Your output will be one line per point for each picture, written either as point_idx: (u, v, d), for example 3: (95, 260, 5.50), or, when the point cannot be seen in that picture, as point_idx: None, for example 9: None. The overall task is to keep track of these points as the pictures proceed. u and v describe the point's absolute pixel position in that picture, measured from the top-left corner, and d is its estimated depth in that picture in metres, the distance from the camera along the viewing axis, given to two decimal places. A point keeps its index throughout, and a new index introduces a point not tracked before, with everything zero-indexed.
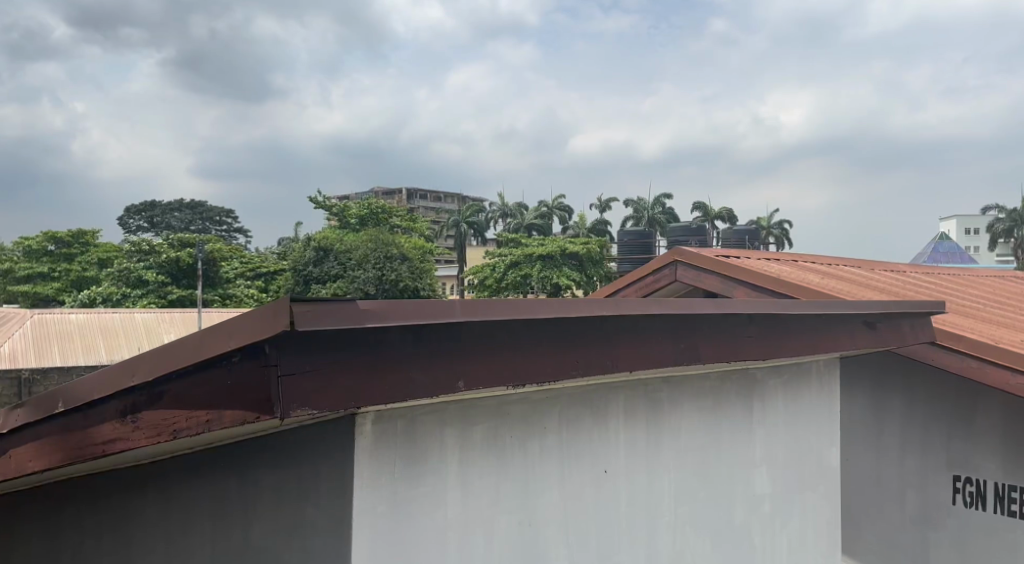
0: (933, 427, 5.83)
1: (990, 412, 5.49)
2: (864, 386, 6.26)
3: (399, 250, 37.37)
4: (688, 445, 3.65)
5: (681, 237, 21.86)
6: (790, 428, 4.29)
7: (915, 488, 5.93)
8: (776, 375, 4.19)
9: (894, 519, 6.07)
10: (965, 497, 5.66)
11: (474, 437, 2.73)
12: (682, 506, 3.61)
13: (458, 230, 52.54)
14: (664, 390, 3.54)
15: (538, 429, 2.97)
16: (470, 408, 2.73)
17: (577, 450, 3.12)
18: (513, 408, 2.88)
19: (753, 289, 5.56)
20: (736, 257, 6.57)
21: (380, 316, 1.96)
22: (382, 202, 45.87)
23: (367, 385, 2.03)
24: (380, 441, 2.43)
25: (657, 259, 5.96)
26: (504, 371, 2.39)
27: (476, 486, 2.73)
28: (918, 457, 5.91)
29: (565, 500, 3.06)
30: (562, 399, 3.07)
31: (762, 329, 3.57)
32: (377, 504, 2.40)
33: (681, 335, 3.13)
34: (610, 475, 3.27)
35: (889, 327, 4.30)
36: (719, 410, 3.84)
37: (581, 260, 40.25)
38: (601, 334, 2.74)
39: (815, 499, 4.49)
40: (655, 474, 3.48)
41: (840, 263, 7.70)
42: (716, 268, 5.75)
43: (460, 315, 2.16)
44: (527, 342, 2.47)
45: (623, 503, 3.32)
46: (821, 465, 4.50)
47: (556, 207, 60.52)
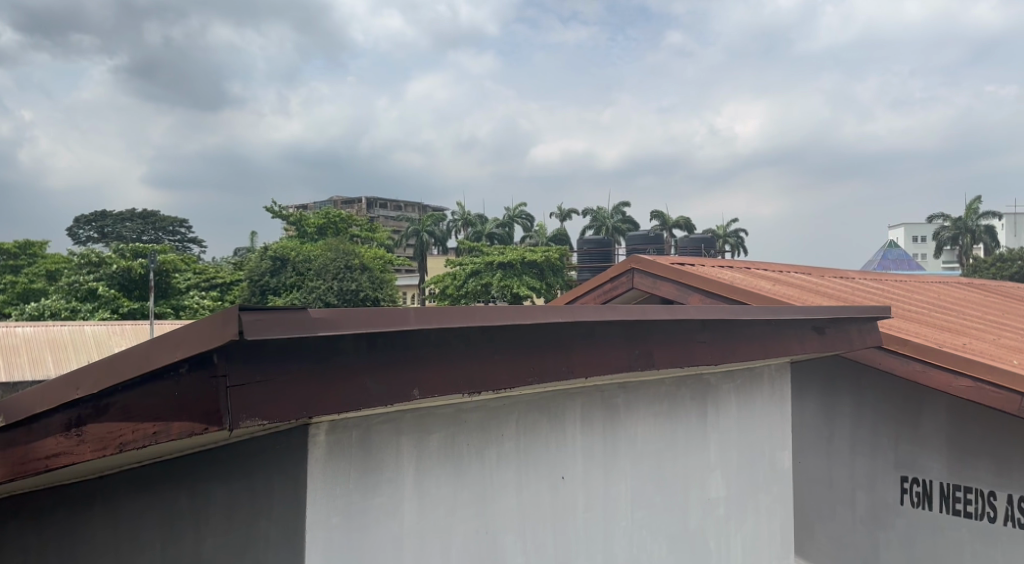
0: (881, 429, 5.98)
1: (935, 414, 5.67)
2: (814, 390, 6.40)
3: (358, 259, 37.07)
4: (644, 450, 3.69)
5: (638, 245, 22.21)
6: (743, 431, 4.37)
7: (865, 489, 6.07)
8: (729, 380, 4.26)
9: (845, 521, 6.20)
10: (913, 497, 5.82)
11: (430, 446, 2.72)
12: (638, 512, 3.64)
13: (418, 240, 52.38)
14: (620, 396, 3.58)
15: (495, 437, 2.97)
16: (426, 416, 2.71)
17: (534, 457, 3.13)
18: (469, 416, 2.88)
19: (708, 296, 5.66)
20: (691, 265, 6.67)
21: (333, 324, 1.95)
22: (340, 211, 45.51)
23: (319, 394, 2.02)
24: (334, 451, 2.40)
25: (614, 266, 6.02)
26: (459, 379, 2.40)
27: (432, 495, 2.72)
28: (867, 459, 6.05)
29: (522, 508, 3.07)
30: (519, 406, 3.08)
31: (715, 334, 3.64)
32: (332, 515, 2.38)
33: (636, 342, 3.17)
34: (567, 481, 3.29)
35: (838, 332, 4.42)
36: (673, 415, 3.89)
37: (542, 269, 40.44)
38: (556, 342, 2.76)
39: (768, 501, 4.57)
40: (611, 479, 3.51)
41: (791, 270, 7.88)
42: (671, 275, 5.84)
43: (415, 322, 2.16)
44: (483, 350, 2.47)
45: (580, 509, 3.34)
46: (774, 468, 4.59)
47: (517, 216, 60.93)
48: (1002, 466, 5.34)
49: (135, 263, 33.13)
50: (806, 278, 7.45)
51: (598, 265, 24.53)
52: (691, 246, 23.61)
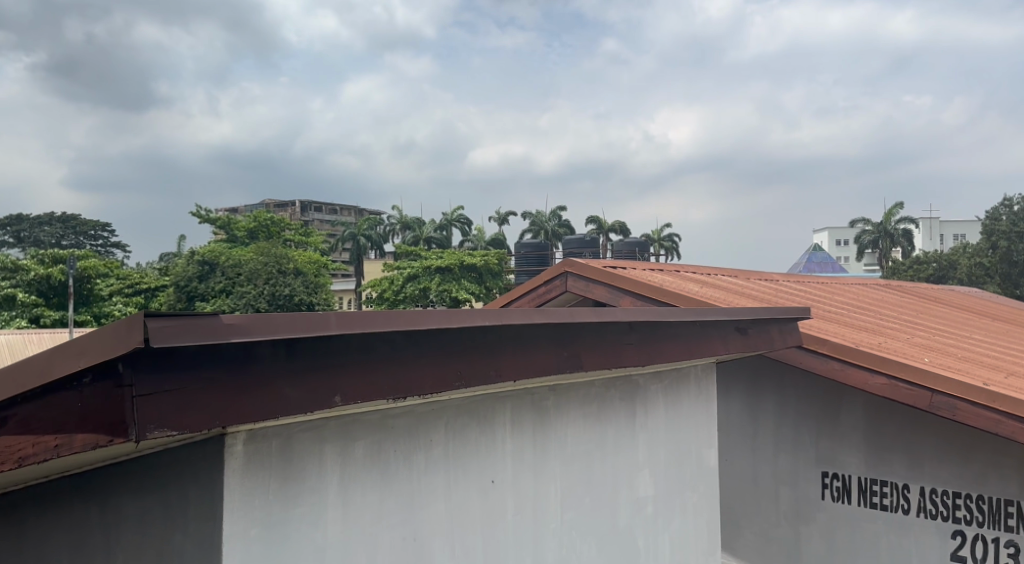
0: (802, 426, 6.18)
1: (853, 410, 5.90)
2: (740, 389, 6.57)
3: (292, 264, 36.36)
4: (573, 452, 3.72)
5: (576, 248, 22.51)
6: (671, 431, 4.45)
7: (788, 485, 6.26)
8: (657, 381, 4.34)
9: (769, 516, 6.37)
10: (833, 492, 6.03)
11: (355, 452, 2.67)
12: (568, 512, 3.67)
13: (354, 244, 51.69)
14: (550, 399, 3.60)
15: (423, 442, 2.94)
16: (351, 424, 2.66)
17: (463, 462, 3.11)
18: (397, 421, 2.84)
19: (639, 299, 5.76)
20: (623, 268, 6.77)
21: (248, 330, 1.90)
22: (272, 215, 44.53)
23: (234, 403, 1.97)
24: (252, 461, 2.34)
25: (547, 270, 6.07)
26: (384, 385, 2.36)
27: (357, 503, 2.66)
28: (790, 455, 6.24)
29: (451, 513, 3.04)
30: (448, 411, 3.06)
31: (642, 336, 3.70)
32: (250, 528, 2.32)
33: (564, 344, 3.19)
34: (497, 484, 3.28)
35: (760, 332, 4.54)
36: (603, 416, 3.93)
37: (480, 273, 40.41)
38: (484, 346, 2.75)
39: (695, 499, 4.67)
40: (541, 481, 3.52)
41: (719, 273, 8.09)
42: (603, 278, 5.91)
43: (336, 328, 2.11)
44: (409, 354, 2.44)
45: (510, 512, 3.33)
46: (700, 466, 4.69)
47: (456, 220, 60.94)
48: (915, 460, 5.59)
49: (53, 269, 31.70)
50: (733, 281, 7.65)
51: (535, 269, 24.69)
52: (625, 250, 24.05)
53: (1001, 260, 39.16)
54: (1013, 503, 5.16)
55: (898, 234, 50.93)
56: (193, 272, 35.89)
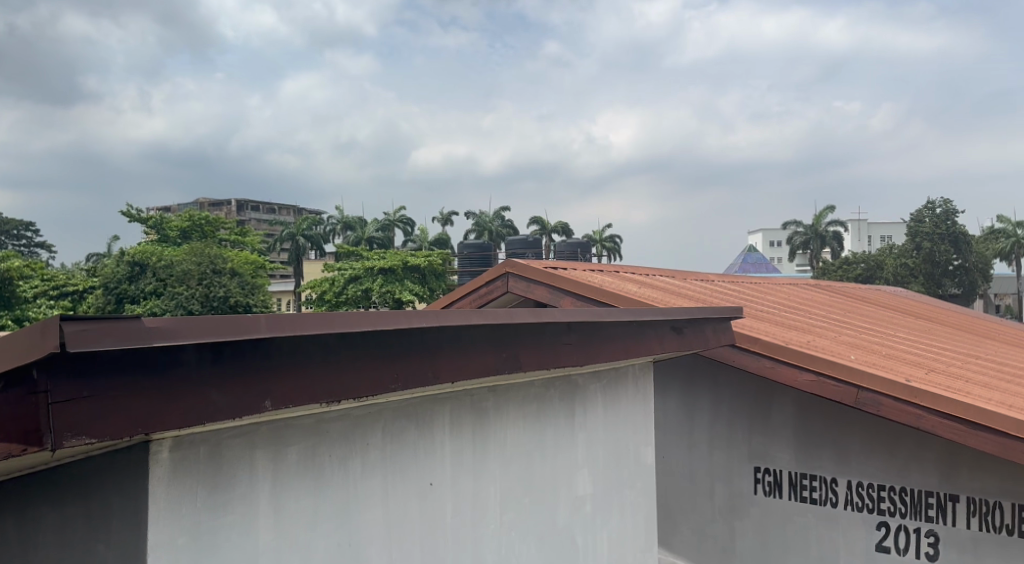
0: (736, 422, 6.34)
1: (784, 407, 6.08)
2: (677, 387, 6.70)
3: (228, 264, 35.46)
4: (512, 452, 3.72)
5: (519, 249, 22.62)
6: (609, 430, 4.50)
7: (723, 480, 6.41)
8: (595, 381, 4.38)
9: (704, 511, 6.51)
10: (765, 487, 6.20)
11: (288, 458, 2.61)
12: (507, 513, 3.67)
13: (293, 245, 50.76)
14: (490, 399, 3.59)
15: (360, 446, 2.90)
16: (284, 428, 2.61)
17: (401, 465, 3.07)
18: (332, 425, 2.79)
19: (579, 299, 5.82)
20: (563, 269, 6.82)
21: (172, 334, 1.85)
22: (206, 214, 43.37)
23: (158, 408, 1.91)
24: (178, 468, 2.26)
25: (488, 271, 6.07)
26: (317, 388, 2.31)
27: (291, 509, 2.61)
28: (724, 451, 6.40)
29: (389, 517, 3.01)
30: (385, 414, 3.02)
31: (580, 337, 3.73)
32: (176, 537, 2.25)
33: (503, 345, 3.19)
34: (435, 487, 3.25)
35: (694, 331, 4.64)
36: (542, 416, 3.95)
37: (423, 274, 40.19)
38: (421, 348, 2.73)
39: (633, 496, 4.74)
40: (480, 483, 3.51)
41: (656, 273, 8.23)
42: (544, 279, 5.94)
43: (266, 331, 2.07)
44: (344, 357, 2.40)
45: (449, 515, 3.31)
46: (638, 463, 4.76)
47: (398, 220, 60.52)
48: (843, 454, 5.79)
49: None
50: (670, 281, 7.79)
51: (478, 269, 24.70)
52: (568, 250, 24.29)
53: (923, 260, 41.02)
54: (933, 495, 5.39)
55: (828, 235, 52.76)
56: (123, 273, 34.69)
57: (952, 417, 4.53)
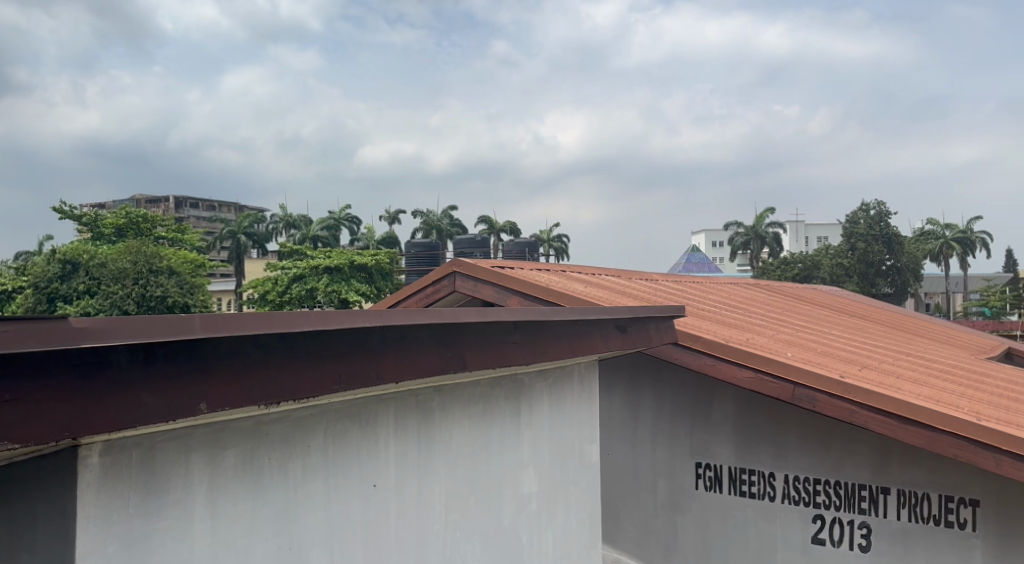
0: (678, 419, 6.45)
1: (724, 404, 6.21)
2: (621, 385, 6.77)
3: (165, 263, 34.40)
4: (458, 452, 3.70)
5: (466, 248, 22.56)
6: (554, 428, 4.52)
7: (666, 477, 6.51)
8: (541, 379, 4.40)
9: (647, 507, 6.60)
10: (705, 482, 6.32)
11: (226, 462, 2.54)
12: (452, 514, 3.65)
13: (234, 243, 49.56)
14: (435, 399, 3.57)
15: (301, 448, 2.84)
16: (221, 430, 2.54)
17: (343, 467, 3.03)
18: (272, 428, 2.73)
19: (525, 298, 5.83)
20: (510, 268, 6.82)
21: (99, 335, 1.79)
22: (142, 211, 42.03)
23: (85, 412, 1.85)
24: (109, 473, 2.19)
25: (435, 270, 6.03)
26: (256, 390, 2.26)
27: (228, 515, 2.54)
28: (667, 447, 6.50)
29: (331, 520, 2.96)
30: (327, 415, 2.96)
31: (525, 336, 3.74)
32: (107, 545, 2.17)
33: (448, 344, 3.17)
34: (379, 489, 3.21)
35: (638, 329, 4.70)
36: (487, 416, 3.94)
37: (370, 273, 39.71)
38: (365, 347, 2.69)
39: (578, 493, 4.77)
40: (424, 483, 3.48)
41: (601, 272, 8.31)
42: (491, 278, 5.93)
43: (201, 332, 2.01)
44: (284, 357, 2.35)
45: (393, 517, 3.28)
46: (583, 461, 4.80)
47: (344, 219, 59.79)
48: (780, 449, 5.95)
49: None
50: (615, 280, 7.87)
51: (425, 269, 24.56)
52: (516, 250, 24.33)
53: (857, 260, 42.43)
54: (866, 487, 5.58)
55: (768, 236, 54.19)
56: (53, 272, 33.35)
57: (883, 412, 4.69)
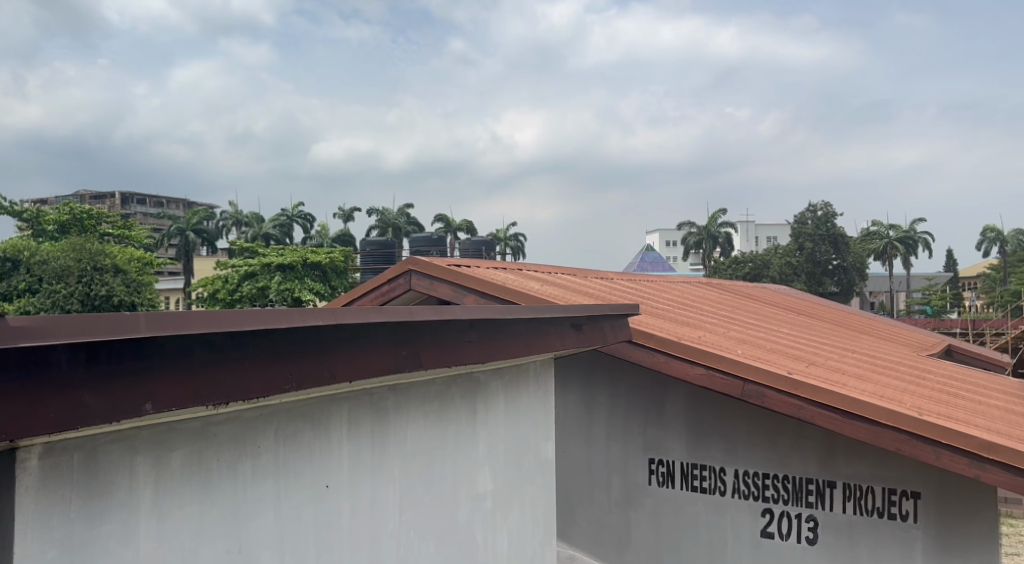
0: (632, 416, 6.52)
1: (677, 401, 6.30)
2: (576, 382, 6.82)
3: (110, 261, 33.44)
4: (412, 451, 3.68)
5: (422, 247, 22.46)
6: (510, 426, 4.52)
7: (619, 473, 6.57)
8: (496, 378, 4.40)
9: (601, 503, 6.66)
10: (658, 478, 6.40)
11: (172, 464, 2.48)
12: (406, 513, 3.62)
13: (183, 241, 48.44)
14: (390, 398, 3.54)
15: (252, 449, 2.79)
16: (168, 432, 2.48)
17: (295, 468, 2.98)
18: (222, 428, 2.67)
19: (482, 297, 5.82)
20: (467, 267, 6.81)
21: (36, 334, 1.73)
22: (87, 207, 40.79)
23: (24, 413, 1.79)
24: (49, 476, 2.12)
25: (390, 268, 5.98)
26: (203, 390, 2.21)
27: (175, 517, 2.49)
28: (621, 444, 6.57)
29: (281, 521, 2.91)
30: (279, 416, 2.91)
31: (481, 334, 3.73)
32: (47, 550, 2.11)
33: (403, 343, 3.15)
34: (331, 489, 3.17)
35: (593, 328, 4.73)
36: (442, 415, 3.93)
37: (324, 271, 39.19)
38: (318, 347, 2.65)
39: (533, 491, 4.79)
40: (378, 483, 3.45)
41: (557, 271, 8.35)
42: (447, 276, 5.91)
43: (146, 330, 1.96)
44: (232, 356, 2.30)
45: (345, 517, 3.24)
46: (538, 458, 4.82)
47: (298, 217, 58.97)
48: (731, 444, 6.06)
49: None
50: (571, 279, 7.92)
51: (380, 267, 24.38)
52: (472, 248, 24.32)
53: (806, 260, 43.48)
54: (813, 481, 5.72)
55: (720, 236, 55.15)
56: None
57: (828, 407, 4.81)
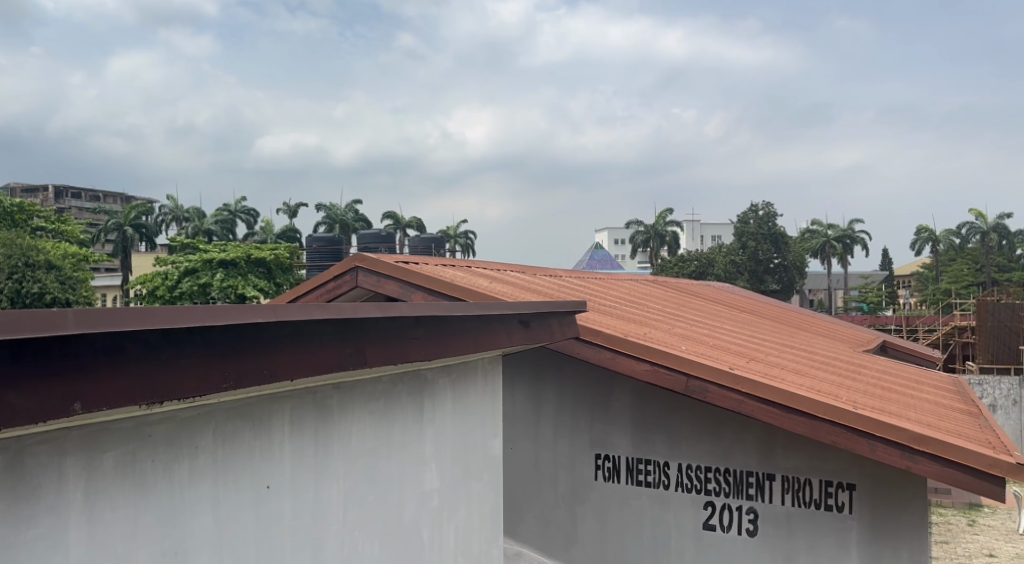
0: (579, 412, 6.57)
1: (622, 397, 6.38)
2: (524, 379, 6.84)
3: (42, 256, 32.16)
4: (357, 450, 3.63)
5: (370, 244, 22.22)
6: (457, 424, 4.51)
7: (566, 469, 6.62)
8: (444, 375, 4.38)
9: (548, 499, 6.69)
10: (604, 473, 6.47)
11: (104, 466, 2.40)
12: (350, 513, 3.58)
13: (121, 236, 46.89)
14: (334, 397, 3.49)
15: (189, 450, 2.72)
16: (99, 432, 2.39)
17: (235, 469, 2.91)
18: (157, 428, 2.59)
19: (429, 293, 5.78)
20: (415, 264, 6.76)
21: None
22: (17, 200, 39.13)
23: None
24: None
25: (337, 265, 5.89)
26: (135, 388, 2.14)
27: (108, 521, 2.41)
28: (568, 440, 6.61)
29: (219, 523, 2.84)
30: (218, 415, 2.84)
31: (428, 330, 3.71)
32: None
33: (346, 340, 3.10)
34: (273, 490, 3.11)
35: (540, 325, 4.75)
36: (388, 413, 3.89)
37: (269, 267, 38.42)
38: (257, 344, 2.59)
39: (480, 488, 4.78)
40: (322, 483, 3.40)
41: (506, 268, 8.37)
42: (395, 273, 5.86)
43: (75, 327, 1.89)
44: (168, 354, 2.24)
45: (287, 518, 3.18)
46: (485, 455, 4.82)
47: (242, 212, 57.82)
48: (675, 439, 6.16)
49: None
50: (520, 276, 7.94)
51: (327, 263, 24.04)
52: (422, 245, 24.15)
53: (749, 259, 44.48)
54: (753, 474, 5.86)
55: (667, 234, 55.99)
56: None
57: (768, 402, 4.92)
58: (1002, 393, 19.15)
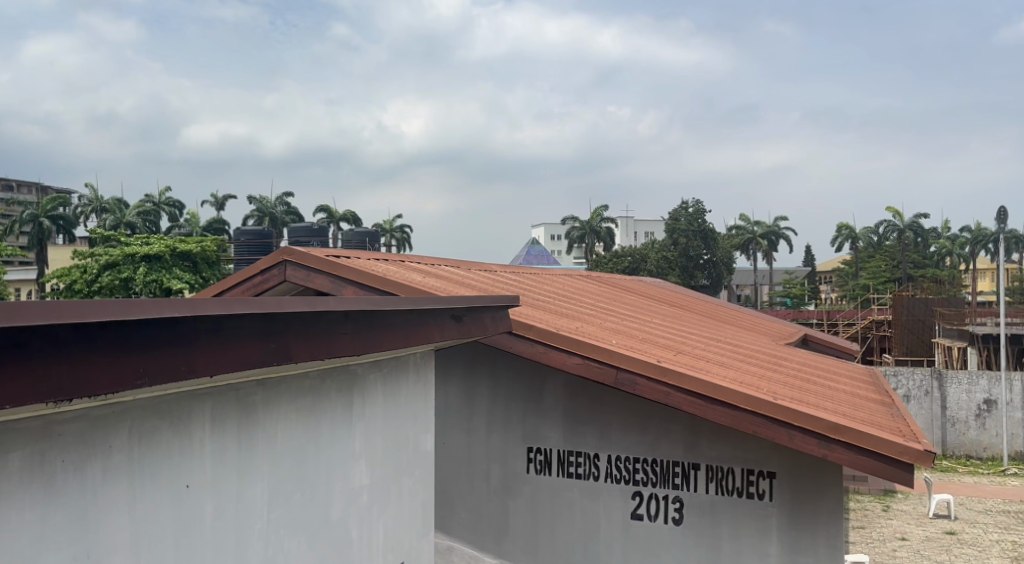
0: (511, 406, 6.60)
1: (554, 391, 6.43)
2: (457, 374, 6.83)
3: None
4: (283, 447, 3.56)
5: (302, 237, 21.80)
6: (387, 419, 4.47)
7: (499, 463, 6.64)
8: (374, 370, 4.33)
9: (480, 493, 6.70)
10: (536, 466, 6.52)
11: (9, 466, 2.28)
12: (275, 511, 3.50)
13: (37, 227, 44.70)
14: (258, 393, 3.41)
15: (103, 449, 2.61)
16: (5, 431, 2.28)
17: (152, 468, 2.82)
18: (67, 427, 2.49)
19: (360, 287, 5.71)
20: (347, 258, 6.66)
21: None
22: None
23: None
24: None
25: (265, 258, 5.75)
26: (42, 386, 2.05)
27: (13, 523, 2.29)
28: (501, 434, 6.64)
29: (136, 524, 2.74)
30: (134, 414, 2.74)
31: (356, 325, 3.66)
32: None
33: (271, 336, 3.03)
34: (193, 489, 3.02)
35: (472, 319, 4.74)
36: (316, 409, 3.82)
37: (196, 261, 37.22)
38: (176, 340, 2.51)
39: (411, 483, 4.76)
40: (245, 482, 3.32)
41: (441, 263, 8.34)
42: (325, 267, 5.76)
43: None
44: (80, 351, 2.15)
45: (208, 518, 3.09)
46: (416, 451, 4.80)
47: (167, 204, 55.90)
48: (605, 431, 6.25)
49: None
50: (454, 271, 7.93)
51: (257, 257, 23.45)
52: (355, 240, 23.79)
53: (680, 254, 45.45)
54: (679, 464, 6.00)
55: (601, 230, 56.72)
56: None
57: (695, 393, 5.05)
58: (915, 384, 20.12)
